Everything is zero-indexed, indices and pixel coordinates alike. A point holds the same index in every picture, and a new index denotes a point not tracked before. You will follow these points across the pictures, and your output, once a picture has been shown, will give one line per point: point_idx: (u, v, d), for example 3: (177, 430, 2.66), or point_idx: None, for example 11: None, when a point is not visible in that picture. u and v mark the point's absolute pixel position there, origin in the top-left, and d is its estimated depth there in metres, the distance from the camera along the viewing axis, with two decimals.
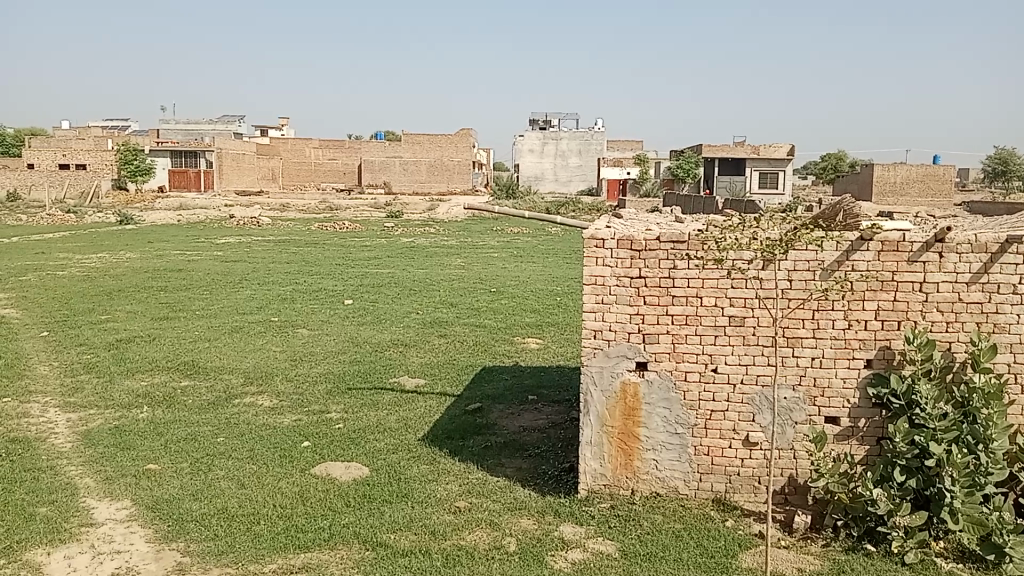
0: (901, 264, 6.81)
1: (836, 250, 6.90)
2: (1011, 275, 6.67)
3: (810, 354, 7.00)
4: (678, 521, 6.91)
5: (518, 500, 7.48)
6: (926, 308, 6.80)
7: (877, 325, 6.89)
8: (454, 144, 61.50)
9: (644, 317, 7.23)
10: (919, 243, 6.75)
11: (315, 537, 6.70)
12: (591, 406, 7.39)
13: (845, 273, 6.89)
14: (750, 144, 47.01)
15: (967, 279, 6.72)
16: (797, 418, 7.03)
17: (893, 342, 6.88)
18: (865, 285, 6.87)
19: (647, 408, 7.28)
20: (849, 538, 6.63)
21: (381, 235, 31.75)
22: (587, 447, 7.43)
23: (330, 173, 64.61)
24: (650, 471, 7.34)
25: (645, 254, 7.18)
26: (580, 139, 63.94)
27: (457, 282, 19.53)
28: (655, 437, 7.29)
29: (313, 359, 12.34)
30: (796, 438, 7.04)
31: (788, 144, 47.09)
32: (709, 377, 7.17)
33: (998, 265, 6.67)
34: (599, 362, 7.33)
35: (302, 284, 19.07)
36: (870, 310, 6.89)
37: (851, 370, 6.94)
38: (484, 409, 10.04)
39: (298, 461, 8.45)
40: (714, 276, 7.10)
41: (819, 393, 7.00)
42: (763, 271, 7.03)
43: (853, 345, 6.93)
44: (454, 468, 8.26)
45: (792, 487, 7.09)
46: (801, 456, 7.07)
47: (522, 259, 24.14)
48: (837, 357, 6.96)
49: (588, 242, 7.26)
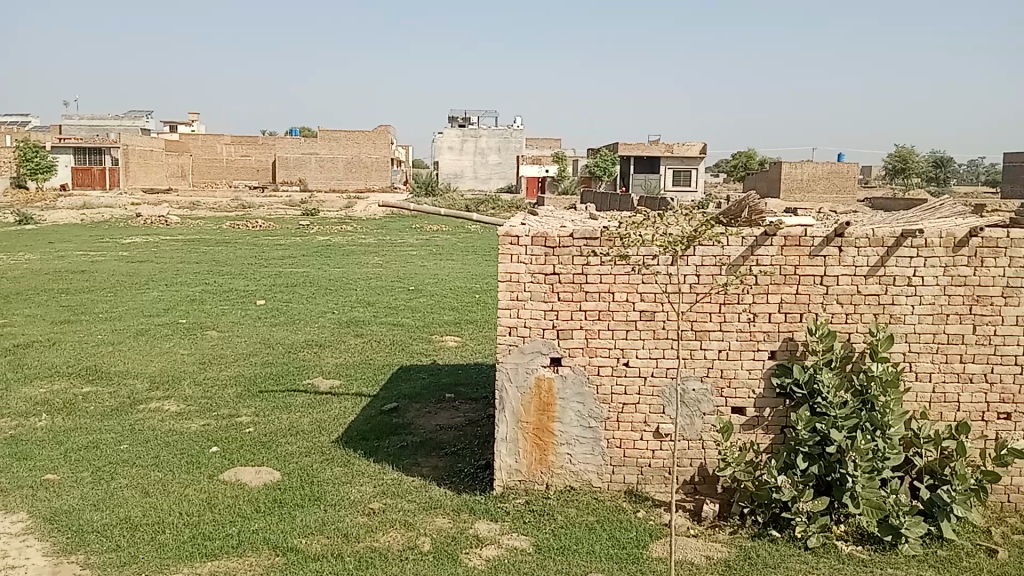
0: (803, 258, 7.05)
1: (741, 245, 7.09)
2: (905, 267, 6.98)
3: (717, 346, 7.17)
4: (591, 514, 7.00)
5: (434, 500, 7.44)
6: (827, 300, 7.06)
7: (780, 318, 7.11)
8: (371, 141, 60.84)
9: (558, 313, 7.28)
10: (820, 238, 7.01)
11: (224, 545, 6.51)
12: (506, 402, 7.41)
13: (750, 267, 7.09)
14: (665, 143, 48.05)
15: (864, 272, 7.01)
16: (705, 409, 7.21)
17: (796, 333, 7.11)
18: (769, 279, 7.09)
19: (561, 403, 7.34)
20: (755, 525, 6.82)
21: (295, 233, 31.14)
22: (502, 444, 7.44)
23: (243, 170, 63.05)
24: (564, 466, 7.40)
25: (560, 251, 7.23)
26: (499, 137, 64.24)
27: (373, 280, 19.31)
28: (569, 432, 7.35)
29: (223, 362, 12.00)
30: (704, 428, 7.21)
31: (701, 143, 48.24)
32: (621, 371, 7.27)
33: (893, 259, 6.98)
34: (514, 359, 7.36)
35: (212, 284, 18.54)
36: (774, 302, 7.10)
37: (756, 362, 7.15)
38: (400, 409, 9.95)
39: (206, 467, 8.20)
40: (625, 272, 7.20)
41: (725, 384, 7.18)
42: (673, 266, 7.17)
43: (758, 336, 7.14)
44: (369, 469, 8.15)
45: (701, 477, 7.24)
46: (709, 446, 7.24)
47: (440, 256, 24.04)
48: (743, 349, 7.15)
49: (503, 239, 7.27)
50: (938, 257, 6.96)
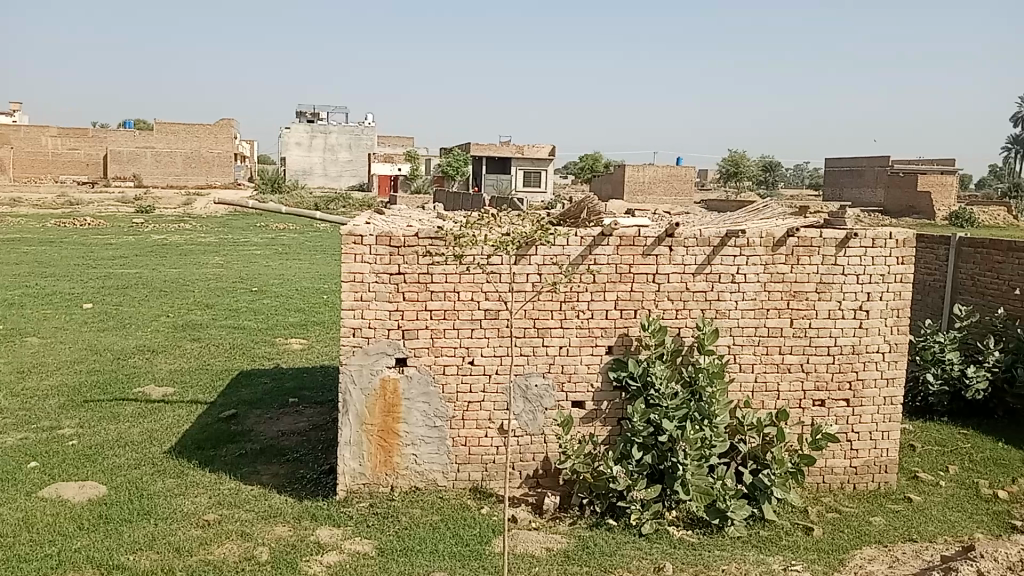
0: (637, 257, 7.35)
1: (580, 245, 7.30)
2: (729, 266, 7.43)
3: (558, 343, 7.36)
4: (435, 513, 7.02)
5: (274, 508, 7.22)
6: (659, 297, 7.40)
7: (616, 314, 7.38)
8: (214, 136, 58.24)
9: (403, 313, 7.23)
10: (653, 238, 7.33)
11: (40, 566, 6.05)
12: (350, 405, 7.30)
13: (588, 266, 7.31)
14: (515, 144, 48.79)
15: (693, 270, 7.40)
16: (547, 404, 7.39)
17: (631, 329, 7.41)
18: (606, 277, 7.34)
19: (406, 404, 7.31)
20: (594, 514, 7.06)
21: (128, 232, 29.33)
22: (346, 447, 7.32)
23: (70, 164, 58.78)
24: (408, 467, 7.38)
25: (404, 251, 7.17)
26: (349, 133, 63.11)
27: (213, 281, 18.50)
28: (414, 433, 7.34)
29: (43, 371, 11.14)
30: (546, 423, 7.39)
31: (550, 144, 49.31)
32: (466, 369, 7.32)
33: (719, 257, 7.41)
34: (358, 360, 7.25)
35: (32, 287, 17.16)
36: (611, 300, 7.37)
37: (595, 357, 7.39)
38: (239, 415, 9.59)
39: (22, 484, 7.58)
40: (468, 271, 7.25)
41: (566, 379, 7.38)
42: (516, 266, 7.28)
43: (596, 332, 7.38)
44: (205, 479, 7.81)
45: (543, 471, 7.44)
46: (551, 440, 7.43)
47: (285, 256, 23.33)
48: (582, 345, 7.38)
49: (345, 238, 7.12)
50: (759, 255, 7.45)
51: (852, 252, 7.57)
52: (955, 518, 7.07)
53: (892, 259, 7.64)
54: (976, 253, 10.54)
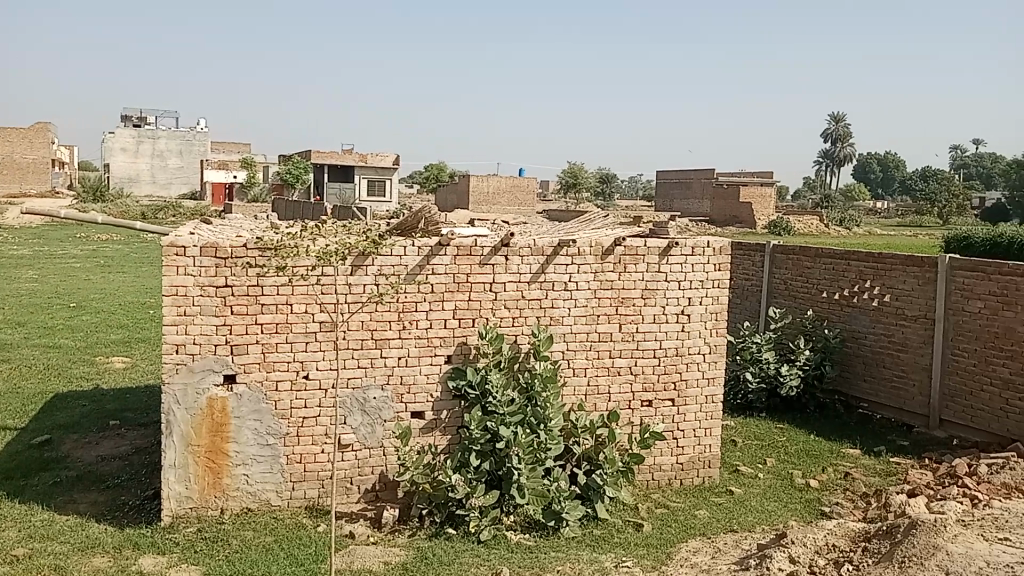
0: (473, 267, 7.43)
1: (416, 255, 7.29)
2: (562, 274, 7.67)
3: (396, 354, 7.31)
4: (269, 534, 6.79)
5: (91, 538, 6.74)
6: (496, 306, 7.52)
7: (454, 323, 7.43)
8: (27, 139, 53.85)
9: (232, 328, 6.96)
10: (488, 248, 7.44)
11: None
12: (174, 426, 6.95)
13: (425, 276, 7.31)
14: (358, 153, 48.16)
15: (528, 279, 7.58)
16: (385, 416, 7.32)
17: (469, 338, 7.47)
18: (443, 287, 7.37)
19: (235, 422, 7.04)
20: (433, 524, 7.06)
21: None
22: (171, 470, 6.96)
23: None
24: (240, 488, 7.11)
25: (232, 263, 6.90)
26: (180, 139, 60.05)
27: (24, 297, 17.06)
28: (245, 452, 7.08)
29: None
30: (385, 435, 7.32)
31: (394, 154, 49.04)
32: (300, 384, 7.13)
33: (552, 266, 7.63)
34: (182, 379, 6.91)
35: None
36: (449, 309, 7.40)
37: (433, 367, 7.40)
38: (53, 441, 8.89)
39: None
40: (302, 283, 7.07)
41: (404, 390, 7.35)
42: (352, 277, 7.17)
43: (434, 342, 7.39)
44: (12, 512, 7.18)
45: (382, 484, 7.37)
46: (390, 452, 7.37)
47: (108, 269, 21.87)
48: (421, 355, 7.37)
49: (167, 250, 6.77)
50: (589, 264, 7.74)
51: (674, 260, 8.01)
52: (771, 508, 7.57)
53: (710, 266, 8.14)
54: (787, 259, 11.40)
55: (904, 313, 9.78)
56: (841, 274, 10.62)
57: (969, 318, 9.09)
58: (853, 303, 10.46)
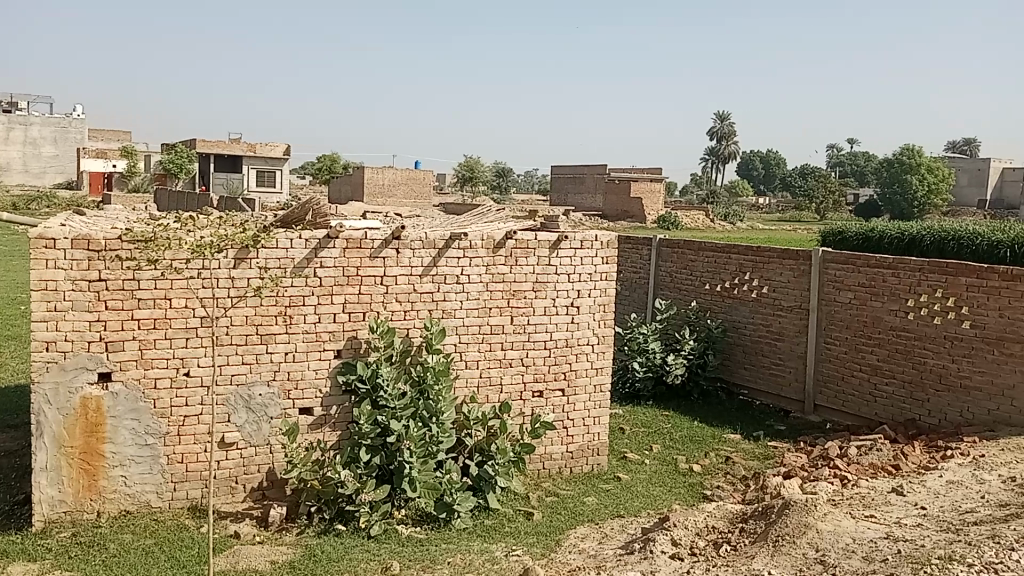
0: (363, 260, 7.35)
1: (304, 248, 7.15)
2: (454, 268, 7.68)
3: (283, 349, 7.16)
4: (149, 537, 6.54)
5: None
6: (387, 299, 7.46)
7: (344, 318, 7.32)
8: None
9: (107, 324, 6.65)
10: (379, 241, 7.38)
11: None
12: (44, 427, 6.61)
13: (313, 269, 7.18)
14: (247, 143, 46.67)
15: (419, 272, 7.55)
16: (272, 413, 7.17)
17: (359, 332, 7.39)
18: (332, 281, 7.26)
19: (112, 422, 6.75)
20: (322, 521, 6.96)
21: None
22: (42, 474, 6.62)
23: None
24: (117, 490, 6.84)
25: (106, 256, 6.58)
26: (53, 125, 56.78)
27: None
28: (122, 453, 6.80)
29: None
30: (271, 433, 7.17)
31: (285, 144, 47.78)
32: (181, 382, 6.88)
33: (444, 259, 7.64)
34: (53, 378, 6.57)
35: None
36: (338, 303, 7.30)
37: (322, 362, 7.28)
38: None
39: None
40: (182, 277, 6.81)
41: (292, 386, 7.21)
42: (235, 271, 6.95)
43: (323, 337, 7.27)
44: None
45: (269, 482, 7.23)
46: (277, 450, 7.23)
47: None
48: (309, 350, 7.24)
49: (34, 242, 6.40)
50: (481, 257, 7.79)
51: (564, 254, 8.16)
52: (656, 493, 7.82)
53: (599, 259, 8.33)
54: (672, 253, 11.78)
55: (781, 304, 10.26)
56: (723, 267, 11.05)
57: (840, 308, 9.62)
58: (734, 295, 10.90)
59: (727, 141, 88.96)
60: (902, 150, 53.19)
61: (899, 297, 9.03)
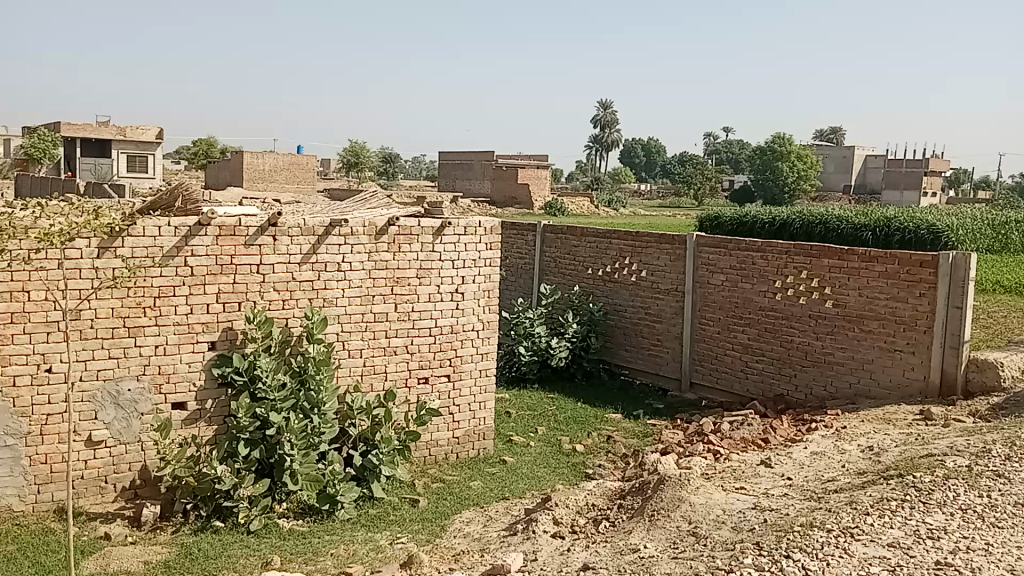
0: (238, 248, 7.12)
1: (175, 237, 6.86)
2: (334, 255, 7.55)
3: (153, 343, 6.86)
4: (10, 543, 6.16)
5: None
6: (264, 288, 7.26)
7: (218, 308, 7.09)
8: None
9: None
10: (255, 228, 7.17)
11: None
12: None
13: (184, 258, 6.91)
14: (116, 126, 44.22)
15: (298, 260, 7.39)
16: (143, 408, 6.87)
17: (235, 323, 7.17)
18: (206, 270, 7.01)
19: None
20: (199, 519, 6.73)
21: None
22: None
23: None
24: None
25: None
26: None
27: None
28: None
29: None
30: (143, 429, 6.88)
31: (158, 127, 45.53)
32: (42, 379, 6.50)
33: (323, 247, 7.50)
34: None
35: None
36: (212, 293, 7.05)
37: (196, 355, 7.03)
38: None
39: None
40: (40, 268, 6.42)
41: (164, 380, 6.93)
42: (100, 260, 6.59)
43: (196, 329, 7.02)
44: None
45: (142, 480, 6.95)
46: (149, 447, 6.95)
47: None
48: (181, 343, 6.97)
49: None
50: (363, 244, 7.69)
51: (447, 240, 8.15)
52: (541, 473, 7.95)
53: (483, 245, 8.37)
54: (556, 239, 11.96)
55: (659, 287, 10.58)
56: (605, 251, 11.30)
57: (714, 290, 10.02)
58: (615, 279, 11.17)
59: (611, 129, 90.91)
60: (774, 138, 55.71)
61: (768, 278, 9.48)
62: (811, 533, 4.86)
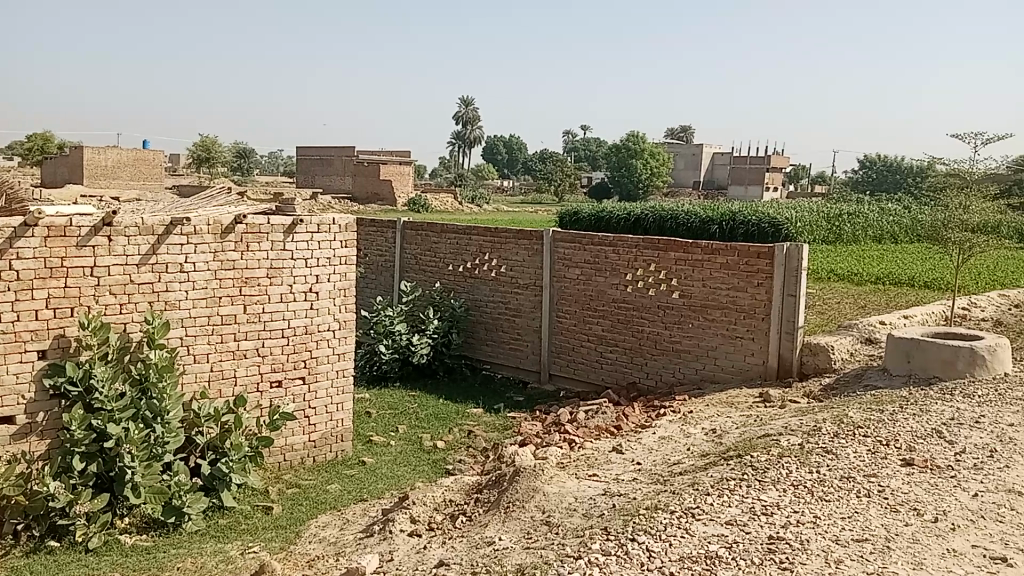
0: (69, 250, 6.66)
1: None
2: (176, 256, 7.22)
3: None
4: None
5: None
6: (99, 292, 6.84)
7: (48, 314, 6.58)
8: None
9: None
10: (87, 228, 6.73)
11: None
12: None
13: (9, 261, 6.39)
14: None
15: (136, 261, 7.01)
16: None
17: (67, 329, 6.68)
18: (33, 274, 6.50)
19: None
20: (31, 540, 6.28)
21: None
22: None
23: None
24: None
25: None
26: None
27: None
28: None
29: None
30: None
31: None
32: None
33: (164, 247, 7.15)
34: None
35: None
36: (40, 299, 6.54)
37: (24, 365, 6.47)
38: None
39: None
40: None
41: None
42: None
43: (23, 338, 6.47)
44: None
45: None
46: None
47: None
48: (7, 353, 6.41)
49: None
50: (207, 243, 7.38)
51: (299, 238, 7.95)
52: (400, 472, 7.90)
53: (337, 242, 8.22)
54: (415, 235, 11.91)
55: (518, 282, 10.72)
56: (464, 248, 11.34)
57: (569, 284, 10.25)
58: (476, 274, 11.22)
59: (473, 125, 91.53)
60: (630, 135, 57.65)
61: (619, 271, 9.78)
62: (654, 515, 5.05)
